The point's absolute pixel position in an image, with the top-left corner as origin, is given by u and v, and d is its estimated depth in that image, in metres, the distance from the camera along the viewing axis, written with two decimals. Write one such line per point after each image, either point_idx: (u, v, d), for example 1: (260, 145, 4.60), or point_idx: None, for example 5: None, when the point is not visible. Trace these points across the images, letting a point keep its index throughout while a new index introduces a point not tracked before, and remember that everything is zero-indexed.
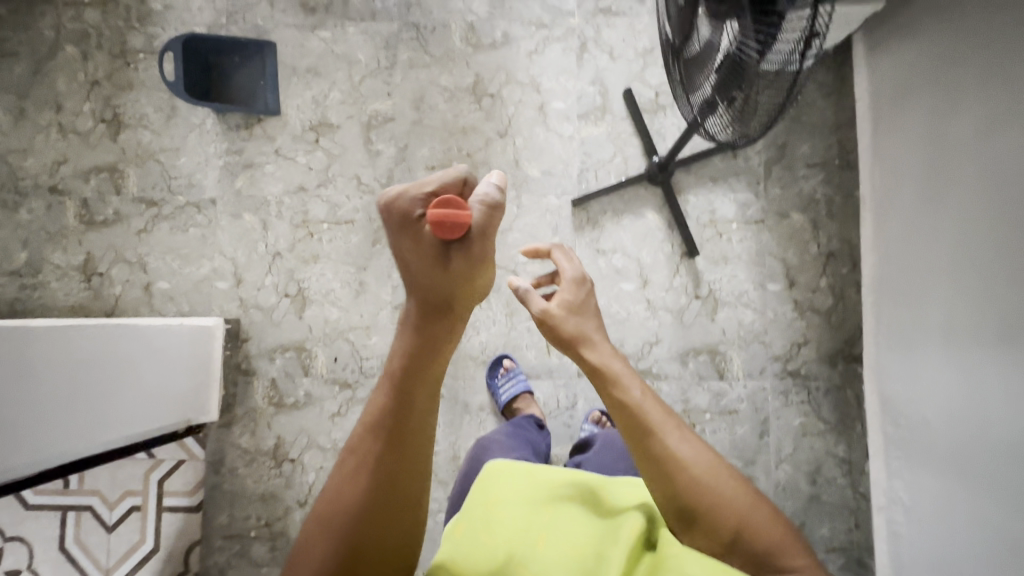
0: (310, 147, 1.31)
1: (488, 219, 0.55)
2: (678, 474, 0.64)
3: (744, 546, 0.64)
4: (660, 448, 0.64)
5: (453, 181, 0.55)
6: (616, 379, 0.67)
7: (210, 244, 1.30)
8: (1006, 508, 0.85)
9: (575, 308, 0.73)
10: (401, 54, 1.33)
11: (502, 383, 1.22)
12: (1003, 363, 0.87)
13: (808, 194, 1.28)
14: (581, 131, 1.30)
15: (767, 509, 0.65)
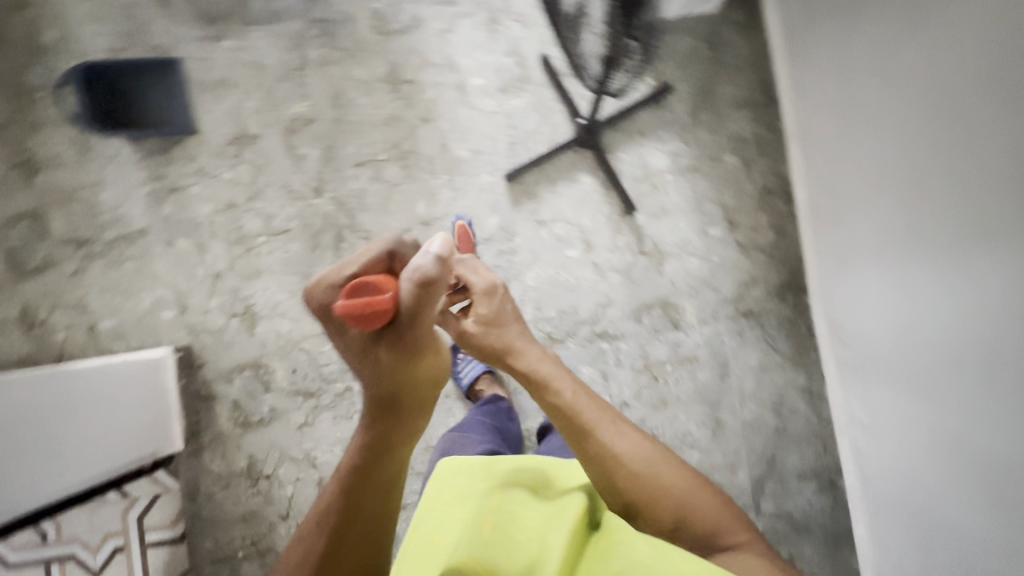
0: (233, 161, 1.28)
1: (418, 303, 0.51)
2: (620, 467, 0.68)
3: (690, 528, 0.69)
4: (597, 445, 0.69)
5: (375, 260, 0.54)
6: (550, 386, 0.72)
7: (148, 275, 1.27)
8: (943, 409, 0.89)
9: (494, 321, 0.73)
10: (310, 51, 1.30)
11: (463, 367, 1.24)
12: (922, 280, 0.92)
13: (736, 134, 1.28)
14: (504, 104, 1.28)
15: (710, 494, 0.72)
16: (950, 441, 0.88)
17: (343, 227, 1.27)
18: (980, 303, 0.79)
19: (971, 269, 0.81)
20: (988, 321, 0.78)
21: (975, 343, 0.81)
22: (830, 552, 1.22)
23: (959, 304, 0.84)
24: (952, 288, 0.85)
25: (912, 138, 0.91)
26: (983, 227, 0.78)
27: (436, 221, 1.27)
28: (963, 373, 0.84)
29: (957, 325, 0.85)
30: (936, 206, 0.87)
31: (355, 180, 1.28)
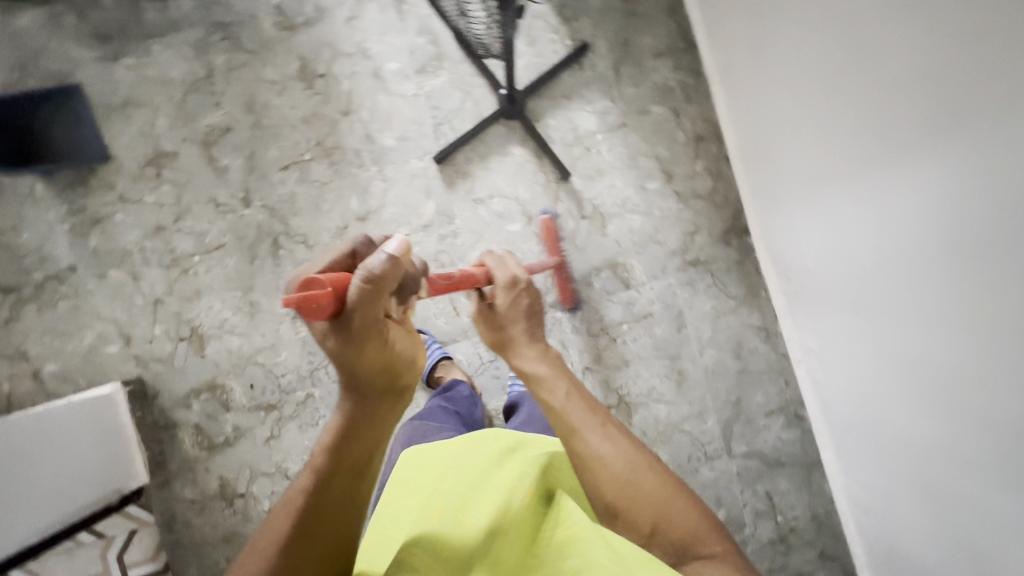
0: (154, 183, 1.24)
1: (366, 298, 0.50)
2: (597, 474, 0.64)
3: (663, 537, 0.62)
4: (580, 446, 0.67)
5: (341, 258, 0.57)
6: (543, 381, 0.75)
7: (86, 312, 1.23)
8: (897, 325, 0.90)
9: (505, 314, 0.86)
10: (216, 58, 1.25)
11: None
12: (862, 204, 0.92)
13: (662, 85, 1.27)
14: (424, 86, 1.26)
15: (687, 501, 0.64)
16: (909, 357, 0.89)
17: (278, 234, 1.24)
18: (925, 214, 0.80)
19: (911, 180, 0.81)
20: (938, 229, 0.78)
21: (925, 254, 0.81)
22: (805, 482, 1.25)
23: (903, 220, 0.84)
24: (894, 205, 0.85)
25: (833, 64, 0.91)
26: (918, 136, 0.78)
27: (371, 214, 1.24)
28: (915, 288, 0.84)
29: (902, 241, 0.85)
30: (865, 127, 0.88)
31: (283, 185, 1.24)
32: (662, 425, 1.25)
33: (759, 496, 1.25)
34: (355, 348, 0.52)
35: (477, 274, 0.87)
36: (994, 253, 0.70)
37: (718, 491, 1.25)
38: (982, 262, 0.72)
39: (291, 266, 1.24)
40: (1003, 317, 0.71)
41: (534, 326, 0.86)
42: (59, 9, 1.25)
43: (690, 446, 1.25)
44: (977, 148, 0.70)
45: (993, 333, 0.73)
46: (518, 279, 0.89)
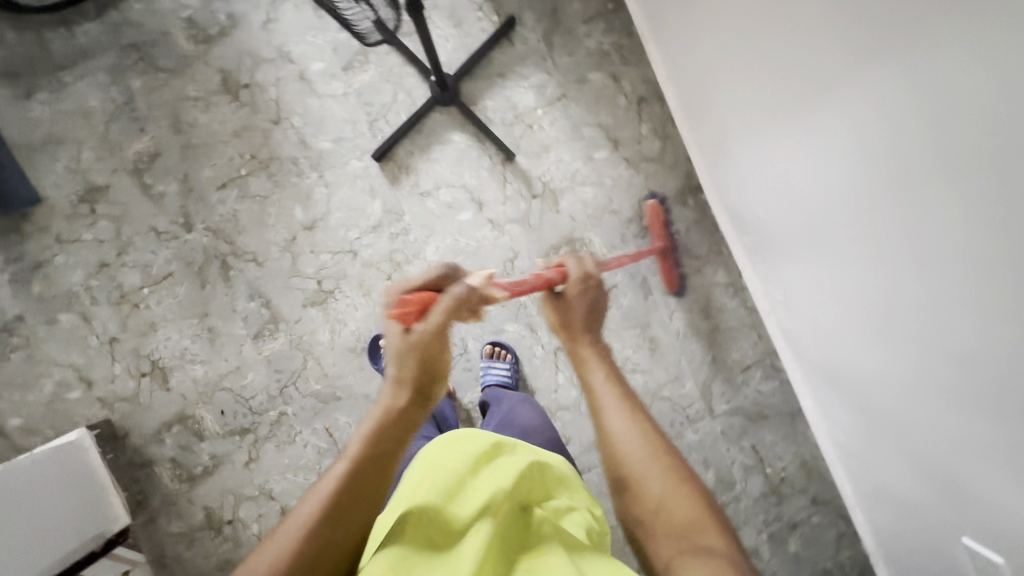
0: (90, 219, 1.20)
1: (448, 310, 0.63)
2: (617, 449, 0.61)
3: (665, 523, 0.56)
4: (601, 421, 0.64)
5: (432, 277, 0.69)
6: (585, 363, 0.70)
7: (41, 361, 1.20)
8: (856, 263, 0.89)
9: (568, 301, 0.76)
10: (134, 80, 1.20)
11: None
12: (805, 146, 0.91)
13: (596, 49, 1.24)
14: (353, 82, 1.22)
15: (692, 493, 0.58)
16: (869, 296, 0.88)
17: (226, 255, 1.21)
18: (866, 147, 0.79)
19: (847, 114, 0.80)
20: (881, 161, 0.77)
21: (871, 188, 0.80)
22: (791, 432, 1.25)
23: (845, 155, 0.83)
24: (835, 143, 0.84)
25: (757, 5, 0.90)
26: (848, 67, 0.77)
27: (318, 223, 1.21)
28: (869, 223, 0.83)
29: (849, 178, 0.84)
30: (797, 67, 0.86)
31: (224, 205, 1.21)
32: (641, 395, 1.24)
33: (745, 451, 1.25)
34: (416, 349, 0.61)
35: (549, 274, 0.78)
36: (934, 176, 0.69)
37: (704, 452, 1.25)
38: (924, 188, 0.71)
39: (244, 285, 1.21)
40: (951, 240, 0.70)
41: (595, 323, 0.76)
42: None
43: (672, 411, 1.24)
44: (903, 70, 0.68)
45: (942, 259, 0.73)
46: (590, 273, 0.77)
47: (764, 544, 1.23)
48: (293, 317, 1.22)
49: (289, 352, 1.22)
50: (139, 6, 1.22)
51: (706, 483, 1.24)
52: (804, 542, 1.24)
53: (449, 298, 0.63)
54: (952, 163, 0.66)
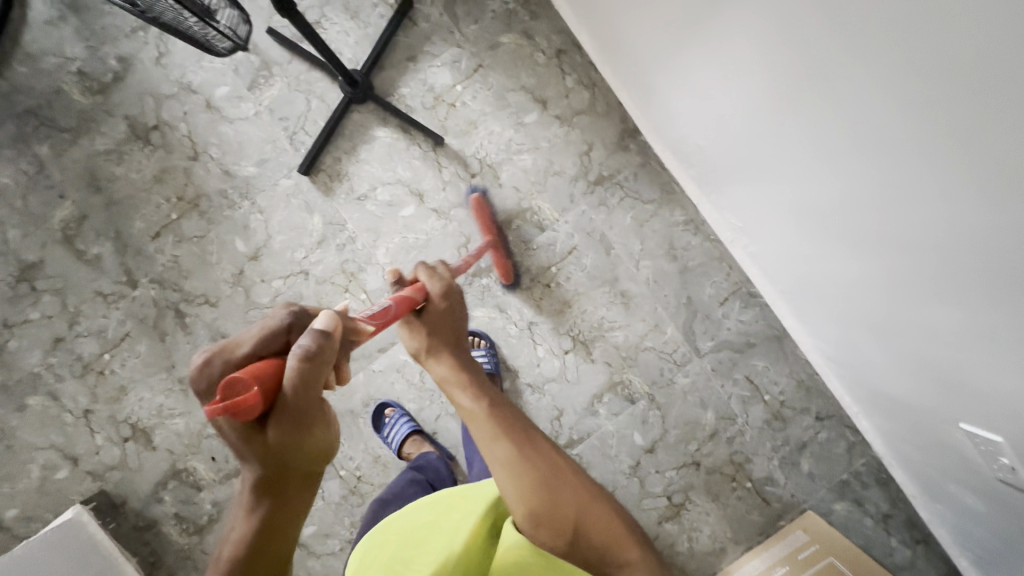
0: (33, 297, 1.17)
1: (305, 376, 0.53)
2: (530, 477, 0.64)
3: (582, 540, 0.65)
4: (505, 455, 0.65)
5: (271, 335, 0.57)
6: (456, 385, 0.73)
7: (21, 449, 1.18)
8: (798, 172, 0.86)
9: (432, 316, 0.81)
10: (40, 148, 1.17)
11: (389, 432, 1.18)
12: (724, 64, 0.86)
13: (502, 11, 1.20)
14: (262, 100, 1.18)
15: (604, 506, 0.67)
16: (821, 205, 0.85)
17: (178, 302, 1.18)
18: (778, 53, 0.75)
19: (753, 22, 0.76)
20: (796, 60, 0.73)
21: (795, 90, 0.76)
22: (780, 354, 1.23)
23: (763, 63, 0.79)
24: (750, 52, 0.80)
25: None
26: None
27: (262, 250, 1.18)
28: (797, 128, 0.80)
29: (773, 85, 0.80)
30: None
31: (164, 253, 1.18)
32: (625, 351, 1.22)
33: (740, 383, 1.23)
34: (281, 446, 0.54)
35: (410, 294, 0.80)
36: (854, 64, 0.65)
37: (700, 393, 1.23)
38: (843, 78, 0.67)
39: (202, 329, 1.18)
40: (877, 127, 0.67)
41: (459, 340, 0.81)
42: None
43: (659, 360, 1.22)
44: None
45: (876, 148, 0.69)
46: (450, 285, 0.85)
47: (778, 470, 1.22)
48: None
49: None
50: (25, 69, 1.17)
51: (707, 423, 1.23)
52: (816, 460, 1.23)
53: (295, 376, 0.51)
54: (859, 47, 0.62)
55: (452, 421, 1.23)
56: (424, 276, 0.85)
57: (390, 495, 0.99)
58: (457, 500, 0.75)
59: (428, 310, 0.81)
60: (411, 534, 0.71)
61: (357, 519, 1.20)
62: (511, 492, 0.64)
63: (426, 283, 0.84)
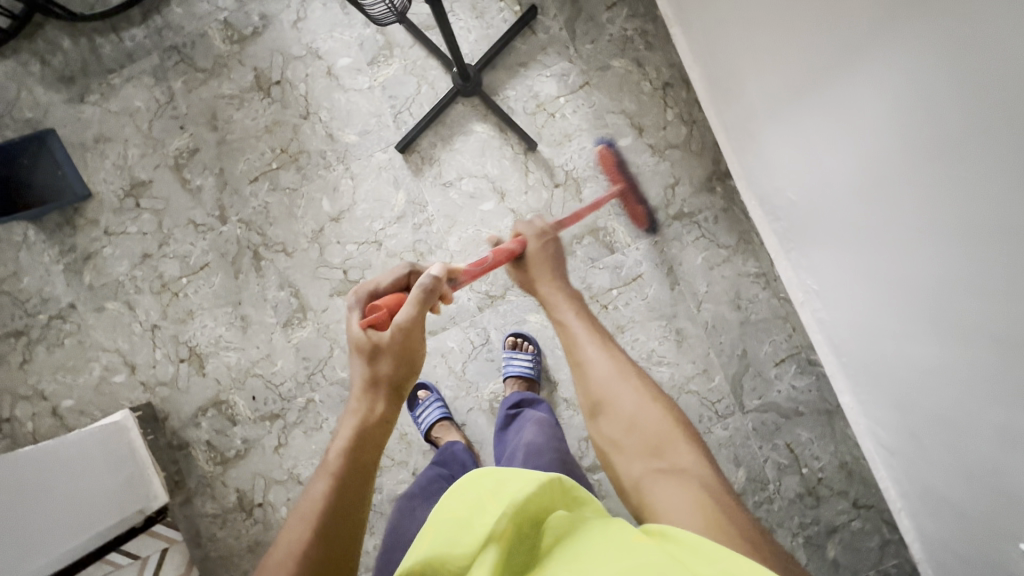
0: (134, 212, 1.27)
1: (414, 304, 0.71)
2: (589, 371, 0.74)
3: (635, 433, 0.67)
4: (578, 354, 0.77)
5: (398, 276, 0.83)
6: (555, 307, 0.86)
7: (90, 346, 1.27)
8: (888, 242, 0.84)
9: (547, 254, 0.93)
10: (175, 82, 1.28)
11: (421, 413, 1.20)
12: (841, 120, 0.85)
13: (619, 36, 1.23)
14: (378, 76, 1.25)
15: (659, 406, 0.69)
16: (905, 278, 0.83)
17: (258, 246, 1.26)
18: (890, 118, 0.75)
19: (874, 84, 0.76)
20: (920, 127, 0.71)
21: (907, 161, 0.75)
22: (829, 429, 1.19)
23: (881, 126, 0.77)
24: (870, 113, 0.79)
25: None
26: (879, 35, 0.72)
27: (345, 214, 1.24)
28: (894, 198, 0.80)
29: (888, 149, 0.78)
30: (827, 39, 0.81)
31: (256, 198, 1.26)
32: (668, 389, 1.20)
33: (780, 449, 1.19)
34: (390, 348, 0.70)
35: (510, 246, 0.94)
36: (970, 144, 0.65)
37: (736, 449, 1.20)
38: (961, 156, 0.66)
39: (274, 275, 1.25)
40: (988, 212, 0.65)
41: (560, 268, 0.92)
42: (23, 56, 1.29)
43: (700, 406, 1.20)
44: (923, 34, 0.66)
45: (985, 232, 0.67)
46: (546, 231, 0.96)
47: (800, 549, 1.17)
48: (321, 306, 1.25)
49: (316, 340, 1.25)
50: (179, 9, 1.29)
51: (736, 481, 1.19)
52: (844, 548, 1.16)
53: (413, 296, 0.71)
54: (981, 126, 0.62)
55: (482, 417, 1.24)
56: (522, 228, 0.97)
57: (418, 492, 0.99)
58: (490, 495, 0.56)
59: (528, 249, 0.94)
60: (447, 529, 0.54)
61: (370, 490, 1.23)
62: (579, 384, 0.75)
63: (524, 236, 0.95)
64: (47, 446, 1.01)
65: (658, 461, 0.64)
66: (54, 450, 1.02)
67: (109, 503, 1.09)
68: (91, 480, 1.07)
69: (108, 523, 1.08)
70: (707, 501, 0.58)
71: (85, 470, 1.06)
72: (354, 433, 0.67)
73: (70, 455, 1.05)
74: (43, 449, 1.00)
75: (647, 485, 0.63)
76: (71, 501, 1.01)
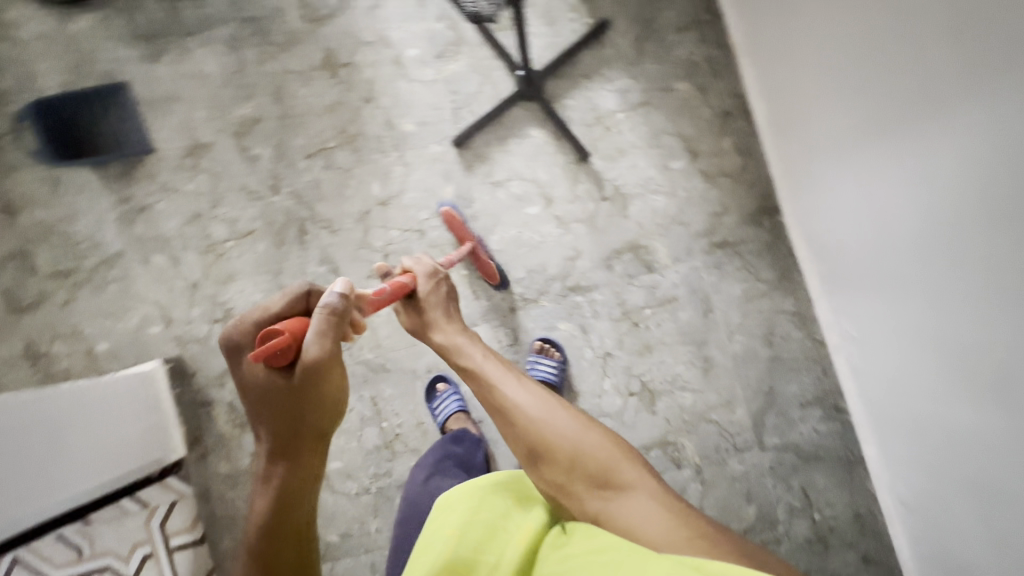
0: (191, 172, 1.31)
1: (320, 329, 0.71)
2: (517, 415, 0.73)
3: (582, 470, 0.67)
4: (500, 396, 0.76)
5: (292, 303, 0.77)
6: (459, 348, 0.84)
7: (131, 295, 1.31)
8: (935, 301, 0.84)
9: (434, 297, 0.92)
10: (247, 52, 1.32)
11: (438, 405, 1.24)
12: (908, 171, 0.84)
13: (685, 60, 1.24)
14: (443, 70, 1.28)
15: (595, 432, 0.71)
16: (950, 340, 0.83)
17: (305, 219, 1.28)
18: (962, 181, 0.75)
19: (952, 144, 0.76)
20: (998, 195, 0.70)
21: (975, 225, 0.75)
22: (846, 478, 1.17)
23: (950, 187, 0.77)
24: (940, 172, 0.78)
25: (869, 20, 0.85)
26: (974, 89, 0.71)
27: (393, 199, 1.26)
28: (952, 260, 0.79)
29: (956, 206, 0.77)
30: (910, 88, 0.81)
31: (309, 172, 1.29)
32: (688, 415, 1.20)
33: (794, 491, 1.18)
34: (298, 394, 0.69)
35: (403, 281, 0.92)
36: None
37: (750, 485, 1.18)
38: None
39: (316, 250, 1.28)
40: None
41: (452, 309, 0.92)
42: (108, 12, 1.34)
43: (718, 436, 1.19)
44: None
45: None
46: (436, 271, 0.96)
47: None
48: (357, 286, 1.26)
49: None
50: None
51: (747, 517, 1.17)
52: None
53: (319, 318, 0.70)
54: None
55: None
56: (412, 264, 0.96)
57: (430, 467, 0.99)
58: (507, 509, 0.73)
59: (419, 289, 0.93)
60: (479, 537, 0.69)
61: (380, 473, 1.25)
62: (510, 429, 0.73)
63: (415, 272, 0.94)
64: (86, 386, 1.06)
65: (614, 490, 0.66)
66: (93, 390, 1.07)
67: (131, 449, 1.13)
68: (122, 423, 1.11)
69: (122, 469, 1.11)
70: (675, 517, 0.63)
71: (117, 414, 1.10)
72: (273, 495, 0.69)
73: (105, 397, 1.09)
74: (83, 388, 1.05)
75: (608, 520, 0.64)
76: (99, 441, 1.04)
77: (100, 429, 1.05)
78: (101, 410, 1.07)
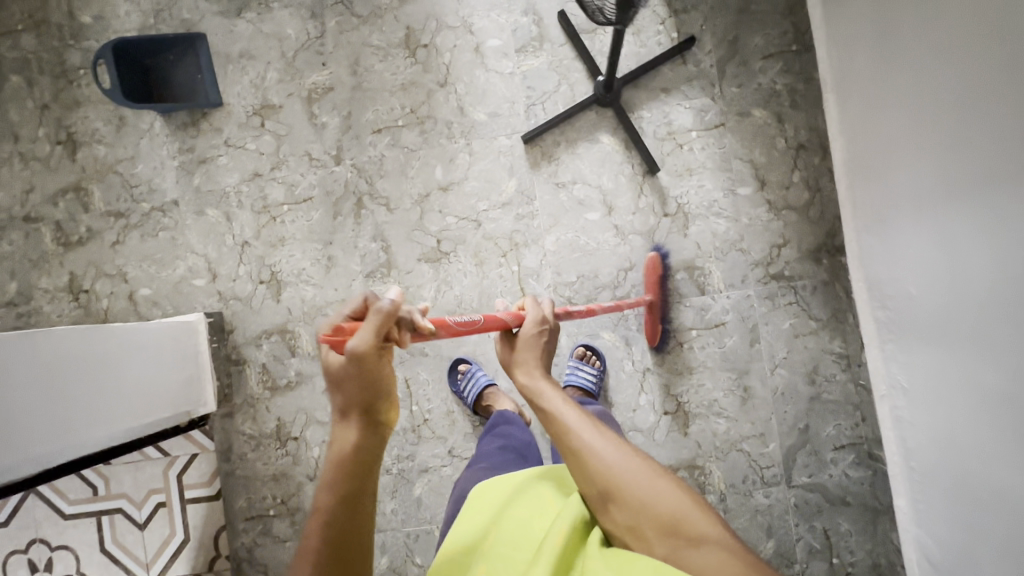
0: (257, 131, 1.31)
1: (372, 328, 0.54)
2: (590, 461, 0.65)
3: (653, 521, 0.61)
4: (575, 443, 0.67)
5: None
6: (538, 392, 0.72)
7: (181, 245, 1.32)
8: (1007, 370, 0.79)
9: (537, 336, 0.78)
10: (328, 20, 1.32)
11: (464, 386, 1.23)
12: (989, 227, 0.79)
13: (767, 87, 1.23)
14: (522, 65, 1.27)
15: (669, 485, 0.64)
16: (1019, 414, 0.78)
17: (364, 194, 1.28)
18: None
19: None
20: None
21: None
22: (869, 526, 1.17)
23: None
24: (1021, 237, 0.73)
25: (969, 65, 0.79)
26: None
27: (454, 186, 1.26)
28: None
29: None
30: (1002, 141, 0.75)
31: (374, 148, 1.29)
32: (719, 442, 1.19)
33: (816, 533, 1.17)
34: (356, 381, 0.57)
35: (506, 316, 0.77)
36: None
37: (771, 519, 1.18)
38: None
39: (370, 226, 1.28)
40: None
41: (546, 359, 0.78)
42: None
43: (747, 467, 1.19)
44: None
45: None
46: (548, 317, 0.80)
47: None
48: (406, 268, 1.26)
49: None
50: None
51: (763, 551, 1.17)
52: None
53: (368, 319, 0.53)
54: None
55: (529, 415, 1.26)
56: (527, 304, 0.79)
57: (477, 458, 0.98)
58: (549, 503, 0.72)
59: (522, 332, 0.77)
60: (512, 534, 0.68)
61: (403, 455, 1.25)
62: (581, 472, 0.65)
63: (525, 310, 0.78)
64: (127, 329, 1.04)
65: (686, 546, 0.58)
66: (133, 335, 1.05)
67: (165, 399, 1.11)
68: (156, 372, 1.09)
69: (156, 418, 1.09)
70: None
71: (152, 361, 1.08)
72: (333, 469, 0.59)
73: (144, 344, 1.07)
74: (124, 331, 1.03)
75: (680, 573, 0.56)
76: (134, 387, 1.02)
77: (135, 375, 1.03)
78: (138, 356, 1.04)
